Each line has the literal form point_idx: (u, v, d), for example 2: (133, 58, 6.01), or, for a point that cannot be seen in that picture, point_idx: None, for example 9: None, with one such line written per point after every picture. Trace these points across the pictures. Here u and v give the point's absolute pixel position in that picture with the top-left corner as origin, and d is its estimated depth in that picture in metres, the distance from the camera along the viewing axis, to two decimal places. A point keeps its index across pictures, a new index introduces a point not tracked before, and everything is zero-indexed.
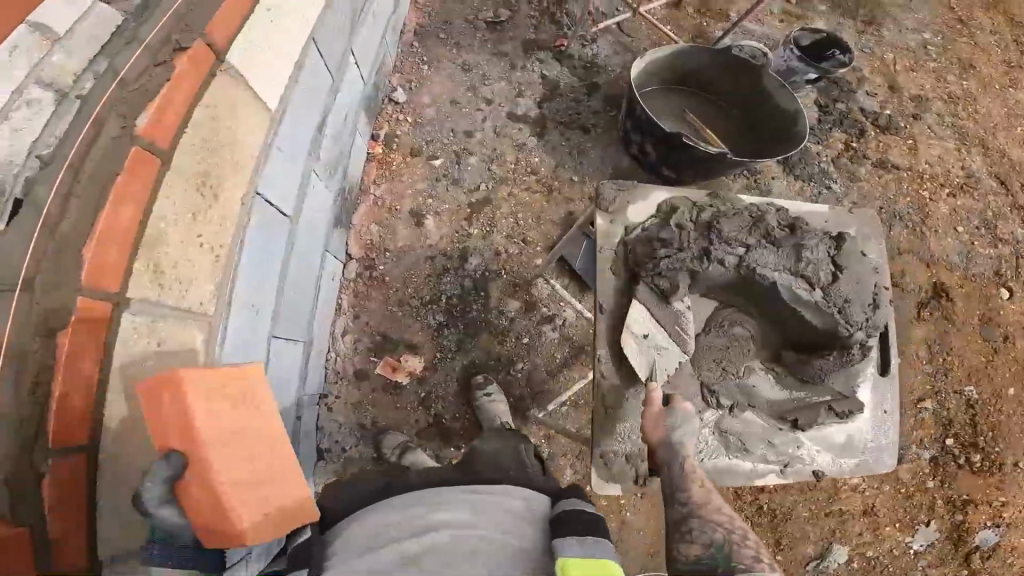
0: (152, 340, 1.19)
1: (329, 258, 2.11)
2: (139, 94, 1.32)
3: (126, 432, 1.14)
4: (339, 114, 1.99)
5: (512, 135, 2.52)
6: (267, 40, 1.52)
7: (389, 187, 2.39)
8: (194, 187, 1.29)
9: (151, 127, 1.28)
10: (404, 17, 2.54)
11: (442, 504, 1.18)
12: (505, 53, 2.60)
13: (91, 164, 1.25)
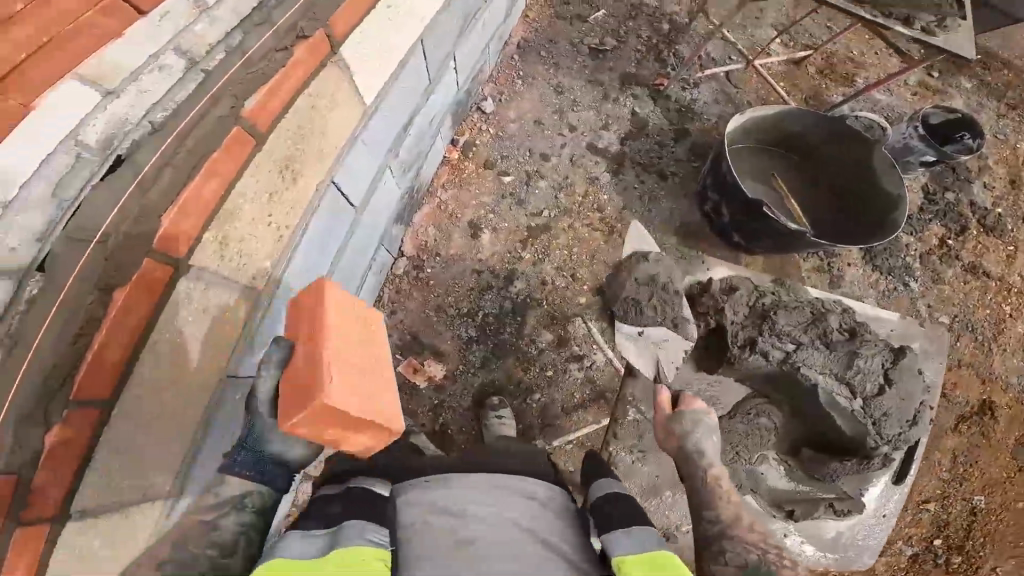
0: (203, 314, 1.06)
1: (381, 251, 2.08)
2: (259, 77, 1.16)
3: (143, 398, 0.99)
4: (427, 116, 1.85)
5: (587, 166, 2.43)
6: (383, 34, 1.35)
7: (455, 194, 2.38)
8: (278, 170, 1.16)
9: (258, 110, 1.13)
10: (510, 29, 2.49)
11: (464, 487, 1.08)
12: (601, 82, 2.50)
13: (196, 137, 1.10)
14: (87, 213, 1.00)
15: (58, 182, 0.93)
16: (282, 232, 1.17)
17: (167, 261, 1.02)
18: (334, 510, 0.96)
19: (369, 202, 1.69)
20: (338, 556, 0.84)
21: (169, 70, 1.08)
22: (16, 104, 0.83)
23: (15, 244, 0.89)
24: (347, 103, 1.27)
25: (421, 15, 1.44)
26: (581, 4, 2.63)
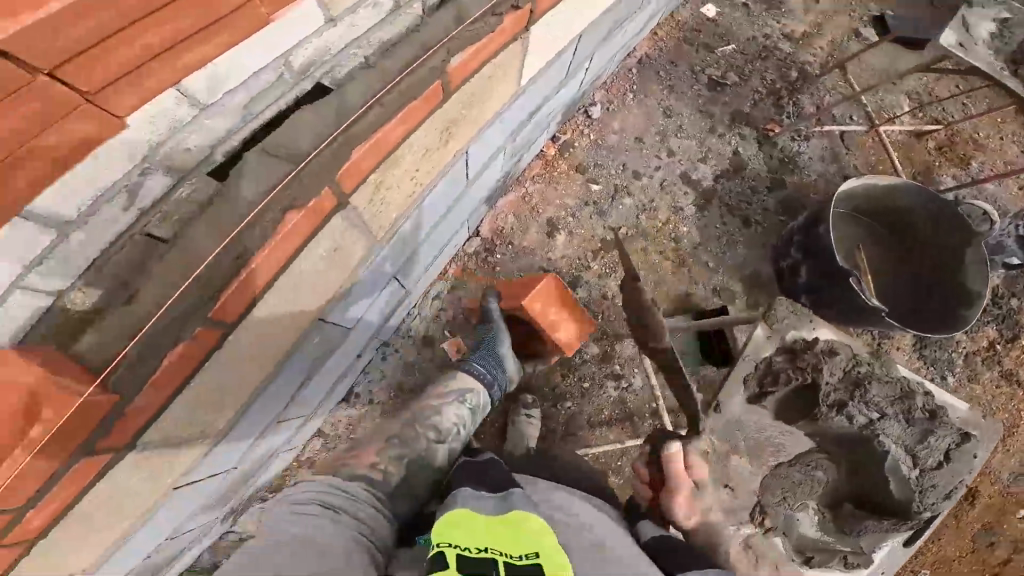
0: (332, 241, 1.04)
1: (462, 232, 2.07)
2: (472, 37, 1.03)
3: (240, 338, 1.00)
4: (553, 108, 1.84)
5: (675, 195, 2.36)
6: (568, 23, 1.30)
7: (542, 189, 2.32)
8: (441, 128, 1.10)
9: (459, 69, 1.01)
10: (637, 42, 2.47)
11: (557, 488, 1.33)
12: (711, 114, 2.45)
13: (407, 82, 0.98)
14: (292, 133, 0.92)
15: (254, 96, 0.91)
16: (414, 180, 1.17)
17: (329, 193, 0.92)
18: (489, 475, 1.27)
19: (478, 177, 1.65)
20: (514, 516, 1.11)
21: (380, 9, 1.01)
22: (264, 12, 0.77)
23: (193, 144, 0.89)
24: (511, 76, 1.22)
25: (595, 7, 1.39)
26: (710, 33, 2.58)
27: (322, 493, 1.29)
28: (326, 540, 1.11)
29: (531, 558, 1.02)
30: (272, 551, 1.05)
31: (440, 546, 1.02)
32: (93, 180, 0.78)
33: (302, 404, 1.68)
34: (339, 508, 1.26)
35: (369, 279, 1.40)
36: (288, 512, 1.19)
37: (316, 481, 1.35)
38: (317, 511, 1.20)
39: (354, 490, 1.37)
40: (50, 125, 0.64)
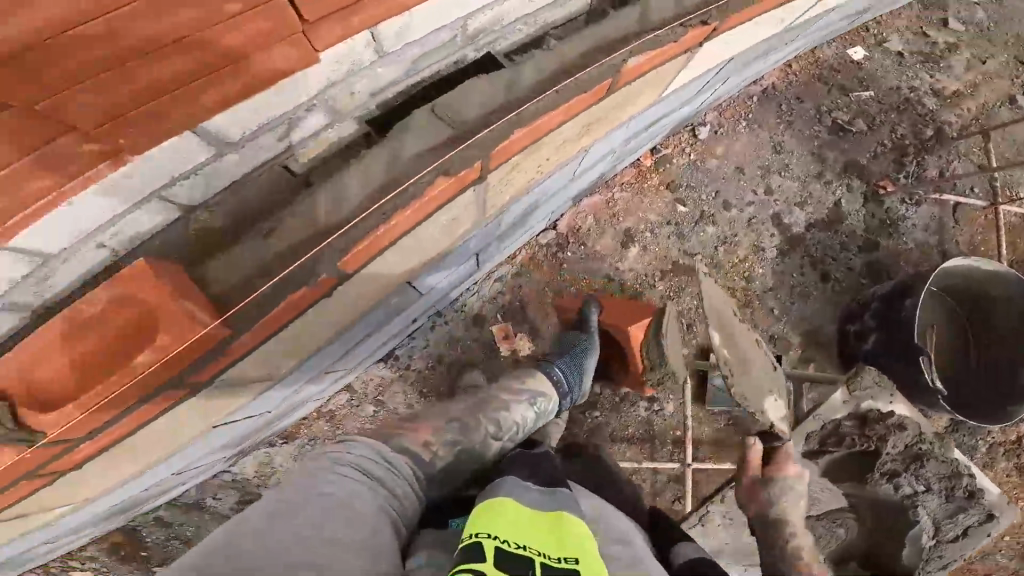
0: (450, 212, 1.02)
1: (539, 222, 1.91)
2: (655, 38, 0.95)
3: (348, 289, 0.99)
4: (669, 123, 1.68)
5: (760, 235, 2.18)
6: (743, 41, 1.19)
7: (628, 199, 2.17)
8: (585, 125, 1.04)
9: (635, 71, 0.93)
10: (767, 71, 2.27)
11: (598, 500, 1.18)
12: (823, 159, 2.26)
13: (585, 76, 0.91)
14: (462, 100, 0.92)
15: (426, 53, 0.92)
16: (544, 164, 1.14)
17: (481, 166, 0.87)
18: (542, 469, 1.16)
19: (582, 175, 1.59)
20: (561, 515, 0.92)
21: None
22: None
23: (359, 90, 0.89)
24: (663, 80, 1.10)
25: (782, 17, 1.21)
26: (850, 76, 2.36)
27: (363, 459, 1.07)
28: (362, 511, 0.89)
29: (577, 562, 0.82)
30: (308, 502, 0.85)
31: (475, 533, 0.82)
32: (263, 114, 0.79)
33: (352, 357, 1.68)
34: (384, 481, 1.04)
35: (460, 249, 1.37)
36: (324, 471, 0.96)
37: (364, 445, 1.13)
38: (357, 478, 0.99)
39: (399, 462, 1.14)
40: (265, 46, 0.66)
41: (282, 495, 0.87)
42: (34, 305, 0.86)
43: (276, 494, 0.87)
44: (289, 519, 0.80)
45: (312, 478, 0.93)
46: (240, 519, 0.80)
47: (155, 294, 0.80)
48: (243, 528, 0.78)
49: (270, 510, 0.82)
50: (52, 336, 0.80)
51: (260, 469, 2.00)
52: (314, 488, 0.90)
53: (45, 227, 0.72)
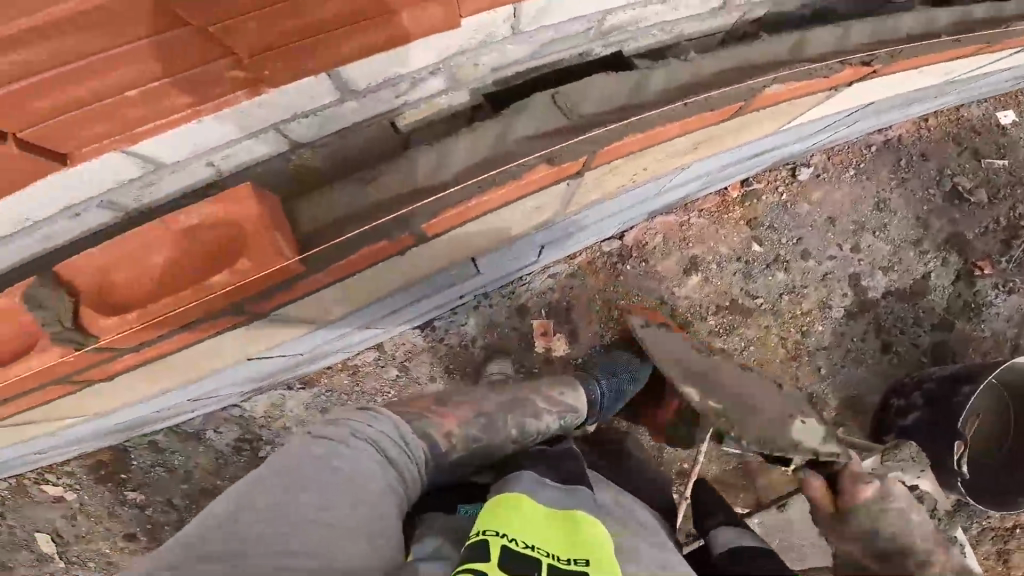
0: (534, 201, 1.03)
1: (609, 229, 1.85)
2: (802, 74, 0.94)
3: (418, 253, 1.01)
4: (773, 157, 1.60)
5: (831, 291, 2.05)
6: (882, 89, 1.16)
7: (705, 225, 2.05)
8: (696, 142, 1.03)
9: (772, 99, 0.91)
10: (899, 121, 2.10)
11: (622, 491, 1.08)
12: (927, 227, 2.11)
13: (716, 94, 0.88)
14: (587, 92, 0.90)
15: (558, 38, 0.91)
16: (638, 174, 1.12)
17: (583, 163, 0.85)
18: (564, 466, 1.02)
19: (668, 191, 1.54)
20: (572, 510, 0.88)
21: (705, 6, 0.99)
22: None
23: (484, 62, 0.90)
24: (794, 113, 1.06)
25: (926, 72, 1.17)
26: (991, 140, 2.19)
27: (383, 436, 0.97)
28: (372, 492, 0.85)
29: (589, 564, 0.78)
30: (315, 476, 0.82)
31: (485, 530, 0.78)
32: (383, 70, 0.81)
33: (399, 317, 1.67)
34: (397, 463, 0.96)
35: (530, 240, 1.37)
36: (337, 442, 0.90)
37: (386, 416, 1.03)
38: (370, 459, 0.91)
39: (419, 446, 1.04)
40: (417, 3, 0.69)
41: (290, 460, 0.85)
42: (130, 208, 0.90)
43: (287, 456, 0.86)
44: (290, 492, 0.79)
45: (319, 444, 0.89)
46: (252, 479, 0.82)
47: (252, 221, 0.83)
48: (252, 492, 0.79)
49: (276, 479, 0.81)
50: (139, 243, 0.81)
51: (270, 410, 2.03)
52: (321, 460, 0.86)
53: (176, 136, 0.76)
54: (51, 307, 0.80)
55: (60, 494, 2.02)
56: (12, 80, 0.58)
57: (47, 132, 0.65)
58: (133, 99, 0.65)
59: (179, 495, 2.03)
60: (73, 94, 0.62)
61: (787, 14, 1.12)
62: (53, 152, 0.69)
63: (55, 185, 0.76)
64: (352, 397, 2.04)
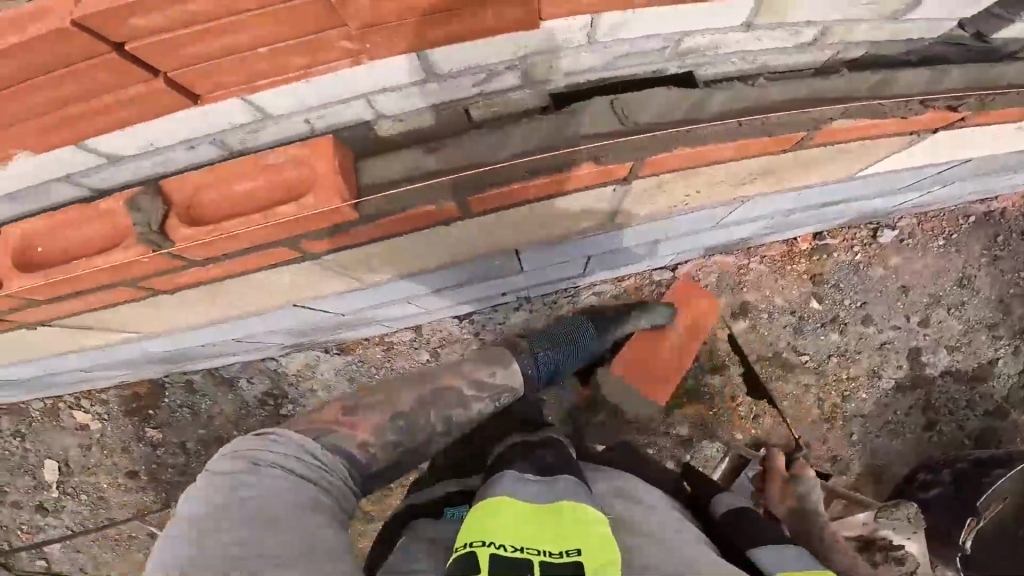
0: (580, 204, 1.10)
1: (662, 258, 1.83)
2: (874, 109, 0.92)
3: (462, 229, 1.09)
4: (849, 209, 1.53)
5: (886, 361, 1.95)
6: (970, 143, 1.12)
7: (764, 272, 1.98)
8: (753, 171, 1.04)
9: (833, 133, 0.92)
10: (1005, 194, 1.94)
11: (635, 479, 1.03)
12: (1008, 311, 1.96)
13: (775, 116, 0.90)
14: (651, 103, 0.93)
15: (629, 53, 0.95)
16: (688, 197, 1.14)
17: (630, 167, 0.93)
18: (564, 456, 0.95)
19: (723, 228, 1.51)
20: (559, 500, 0.83)
21: (795, 39, 0.92)
22: None
23: (558, 65, 0.96)
24: (869, 156, 1.06)
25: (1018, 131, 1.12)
26: None
27: (288, 461, 1.03)
28: (286, 515, 0.91)
29: (583, 556, 0.75)
30: (235, 512, 0.89)
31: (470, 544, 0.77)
32: (469, 57, 0.90)
33: (439, 299, 1.76)
34: (310, 481, 1.03)
35: (575, 246, 1.42)
36: (239, 473, 0.96)
37: (277, 433, 1.09)
38: (279, 489, 0.96)
39: (327, 458, 1.10)
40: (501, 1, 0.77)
41: (208, 504, 0.91)
42: (233, 148, 1.00)
43: (202, 503, 0.91)
44: (220, 531, 0.86)
45: (227, 483, 0.95)
46: (181, 537, 0.86)
47: (326, 164, 0.93)
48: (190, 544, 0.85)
49: (202, 528, 0.87)
50: (231, 168, 0.98)
51: (303, 368, 2.18)
52: (234, 497, 0.92)
53: (287, 92, 0.89)
54: (147, 213, 0.96)
55: (85, 422, 2.27)
56: (183, 27, 0.70)
57: (187, 75, 0.79)
58: (257, 53, 0.78)
59: (193, 440, 2.21)
60: (212, 47, 0.74)
61: (889, 57, 1.00)
62: (188, 92, 0.83)
63: (173, 120, 0.89)
64: (380, 370, 2.14)
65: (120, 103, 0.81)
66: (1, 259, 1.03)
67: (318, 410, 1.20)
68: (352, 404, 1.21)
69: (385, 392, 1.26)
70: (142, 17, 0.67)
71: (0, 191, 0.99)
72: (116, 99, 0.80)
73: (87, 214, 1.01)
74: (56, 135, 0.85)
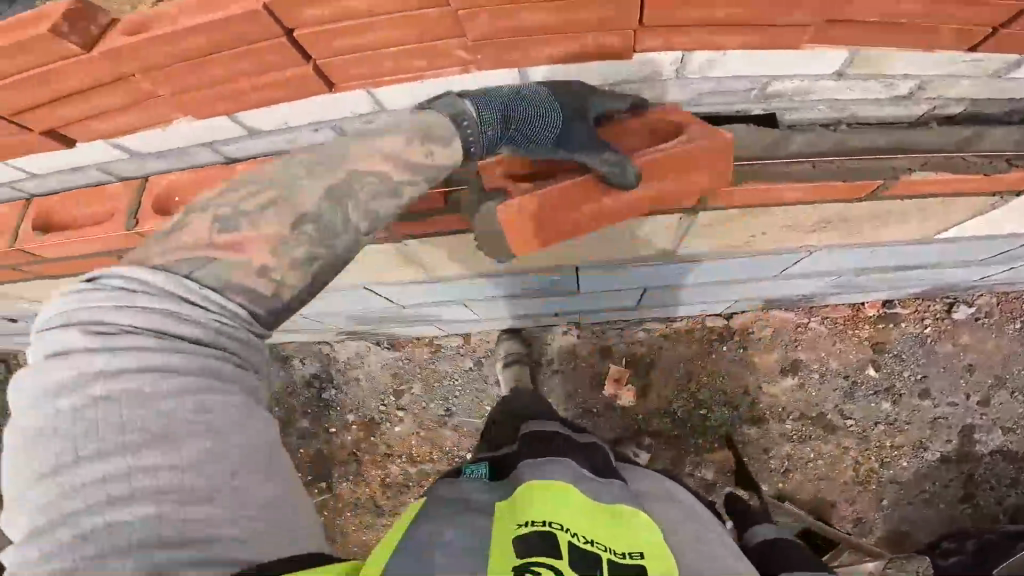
0: (644, 231, 1.16)
1: (718, 304, 1.80)
2: (955, 165, 0.93)
3: None
4: (924, 276, 1.47)
5: (938, 434, 1.82)
6: None
7: (822, 333, 1.91)
8: (824, 220, 1.06)
9: (910, 186, 0.93)
10: None
11: (671, 481, 1.06)
12: None
13: (851, 162, 0.94)
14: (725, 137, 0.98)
15: (714, 91, 1.00)
16: (753, 238, 1.16)
17: (699, 197, 0.96)
18: (597, 457, 0.99)
19: (787, 279, 1.48)
20: (619, 504, 0.87)
21: (890, 92, 0.94)
22: (802, 38, 0.82)
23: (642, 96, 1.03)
24: (945, 220, 1.07)
25: None
26: None
27: (130, 335, 0.62)
28: (184, 416, 0.61)
29: (644, 558, 0.80)
30: (96, 430, 0.58)
31: (545, 523, 0.80)
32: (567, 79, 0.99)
33: (491, 307, 1.83)
34: (171, 371, 0.62)
35: (633, 274, 1.46)
36: (111, 336, 0.62)
37: (120, 272, 0.65)
38: (130, 396, 0.60)
39: (189, 322, 0.65)
40: (601, 30, 0.86)
41: (58, 404, 0.59)
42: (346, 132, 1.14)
43: (47, 391, 0.60)
44: (86, 459, 0.57)
45: (78, 362, 0.60)
46: (29, 446, 0.58)
47: None
48: (44, 468, 0.57)
49: (52, 443, 0.57)
50: None
51: (353, 358, 2.29)
52: (94, 399, 0.59)
53: (403, 91, 1.02)
54: None
55: None
56: (335, 21, 0.84)
57: (330, 64, 0.94)
58: (386, 53, 0.91)
59: None
60: (354, 42, 0.88)
61: (988, 113, 0.98)
62: (326, 81, 0.98)
63: (308, 104, 1.06)
64: (423, 371, 2.22)
65: (273, 81, 0.98)
66: (144, 202, 1.22)
67: (178, 221, 0.71)
68: (230, 210, 0.71)
69: (277, 182, 0.72)
70: (308, 10, 0.82)
71: (155, 149, 1.19)
72: (272, 78, 0.96)
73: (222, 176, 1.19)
74: (218, 105, 1.04)
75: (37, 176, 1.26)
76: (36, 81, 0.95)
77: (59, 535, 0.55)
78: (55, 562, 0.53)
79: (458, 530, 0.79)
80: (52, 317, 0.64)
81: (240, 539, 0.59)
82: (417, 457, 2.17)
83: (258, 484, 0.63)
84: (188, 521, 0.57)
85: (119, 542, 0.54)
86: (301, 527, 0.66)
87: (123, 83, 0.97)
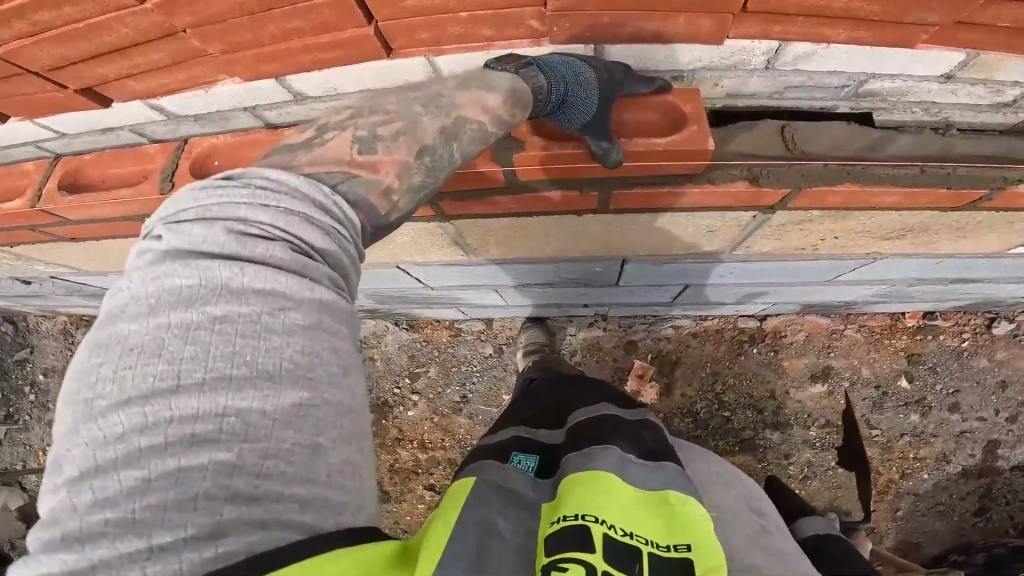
0: (706, 229, 1.12)
1: (755, 306, 1.77)
2: None
3: (591, 224, 1.14)
4: (979, 290, 1.45)
5: (966, 449, 1.80)
6: None
7: (856, 342, 1.90)
8: (909, 227, 1.06)
9: (1016, 197, 0.94)
10: None
11: (732, 467, 0.94)
12: None
13: (958, 170, 0.92)
14: (822, 138, 0.95)
15: (802, 86, 0.92)
16: (822, 241, 1.14)
17: (784, 194, 0.94)
18: (645, 437, 0.85)
19: (837, 286, 1.45)
20: (666, 489, 0.73)
21: (993, 98, 0.91)
22: (921, 36, 0.78)
23: (722, 84, 0.93)
24: (1013, 236, 1.09)
25: None
26: None
27: (264, 244, 0.53)
28: (300, 360, 0.51)
29: (693, 552, 0.65)
30: (205, 356, 0.48)
31: (579, 516, 0.68)
32: (648, 58, 0.90)
33: (521, 295, 1.78)
34: (290, 300, 0.52)
35: (682, 272, 1.42)
36: (232, 242, 0.52)
37: (264, 171, 0.57)
38: (248, 325, 0.50)
39: (319, 242, 0.56)
40: (699, 12, 0.77)
41: (166, 316, 0.48)
42: None
43: (154, 296, 0.49)
44: (184, 390, 0.46)
45: (201, 269, 0.50)
46: (116, 357, 0.47)
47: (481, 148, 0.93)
48: (129, 388, 0.46)
49: (152, 360, 0.46)
50: None
51: (370, 338, 2.24)
52: (211, 318, 0.49)
53: (462, 61, 0.94)
54: None
55: None
56: None
57: (394, 27, 0.86)
58: (458, 18, 0.83)
59: None
60: (427, 3, 0.80)
61: None
62: (386, 45, 0.91)
63: (363, 70, 0.98)
64: (441, 355, 2.18)
65: (332, 42, 0.90)
66: (182, 161, 1.15)
67: (316, 133, 0.67)
68: (367, 133, 0.68)
69: (402, 113, 0.70)
70: None
71: (191, 111, 1.11)
72: (330, 37, 0.89)
73: (259, 142, 1.12)
74: (267, 65, 0.97)
75: (67, 135, 1.19)
76: (81, 34, 0.87)
77: (125, 475, 0.43)
78: (114, 508, 0.42)
79: (511, 523, 0.70)
80: (175, 208, 0.54)
81: (304, 502, 0.47)
82: (428, 444, 2.11)
83: (339, 448, 0.52)
84: (264, 476, 0.46)
85: (189, 492, 0.43)
86: (367, 500, 0.54)
87: (171, 40, 0.89)
